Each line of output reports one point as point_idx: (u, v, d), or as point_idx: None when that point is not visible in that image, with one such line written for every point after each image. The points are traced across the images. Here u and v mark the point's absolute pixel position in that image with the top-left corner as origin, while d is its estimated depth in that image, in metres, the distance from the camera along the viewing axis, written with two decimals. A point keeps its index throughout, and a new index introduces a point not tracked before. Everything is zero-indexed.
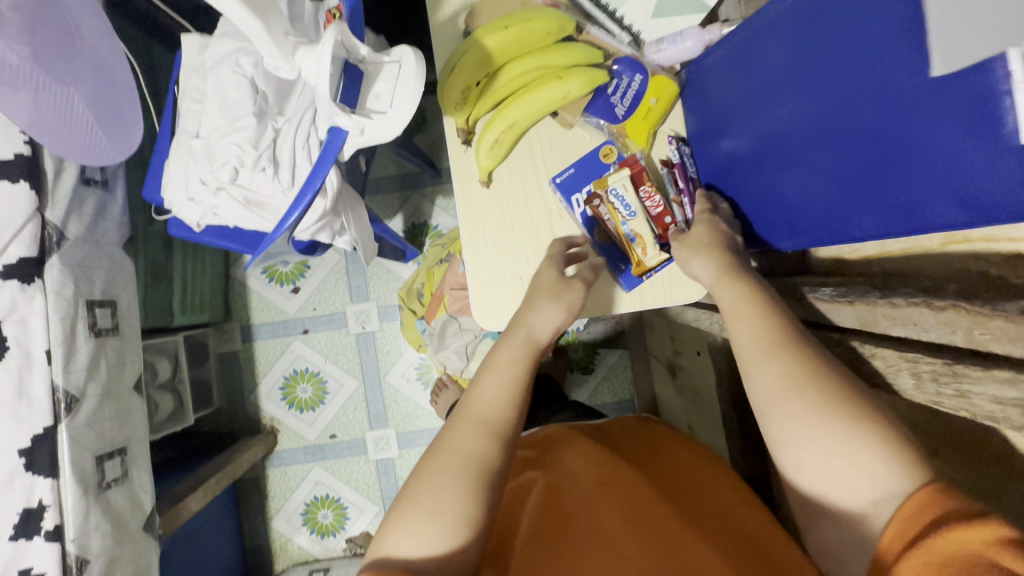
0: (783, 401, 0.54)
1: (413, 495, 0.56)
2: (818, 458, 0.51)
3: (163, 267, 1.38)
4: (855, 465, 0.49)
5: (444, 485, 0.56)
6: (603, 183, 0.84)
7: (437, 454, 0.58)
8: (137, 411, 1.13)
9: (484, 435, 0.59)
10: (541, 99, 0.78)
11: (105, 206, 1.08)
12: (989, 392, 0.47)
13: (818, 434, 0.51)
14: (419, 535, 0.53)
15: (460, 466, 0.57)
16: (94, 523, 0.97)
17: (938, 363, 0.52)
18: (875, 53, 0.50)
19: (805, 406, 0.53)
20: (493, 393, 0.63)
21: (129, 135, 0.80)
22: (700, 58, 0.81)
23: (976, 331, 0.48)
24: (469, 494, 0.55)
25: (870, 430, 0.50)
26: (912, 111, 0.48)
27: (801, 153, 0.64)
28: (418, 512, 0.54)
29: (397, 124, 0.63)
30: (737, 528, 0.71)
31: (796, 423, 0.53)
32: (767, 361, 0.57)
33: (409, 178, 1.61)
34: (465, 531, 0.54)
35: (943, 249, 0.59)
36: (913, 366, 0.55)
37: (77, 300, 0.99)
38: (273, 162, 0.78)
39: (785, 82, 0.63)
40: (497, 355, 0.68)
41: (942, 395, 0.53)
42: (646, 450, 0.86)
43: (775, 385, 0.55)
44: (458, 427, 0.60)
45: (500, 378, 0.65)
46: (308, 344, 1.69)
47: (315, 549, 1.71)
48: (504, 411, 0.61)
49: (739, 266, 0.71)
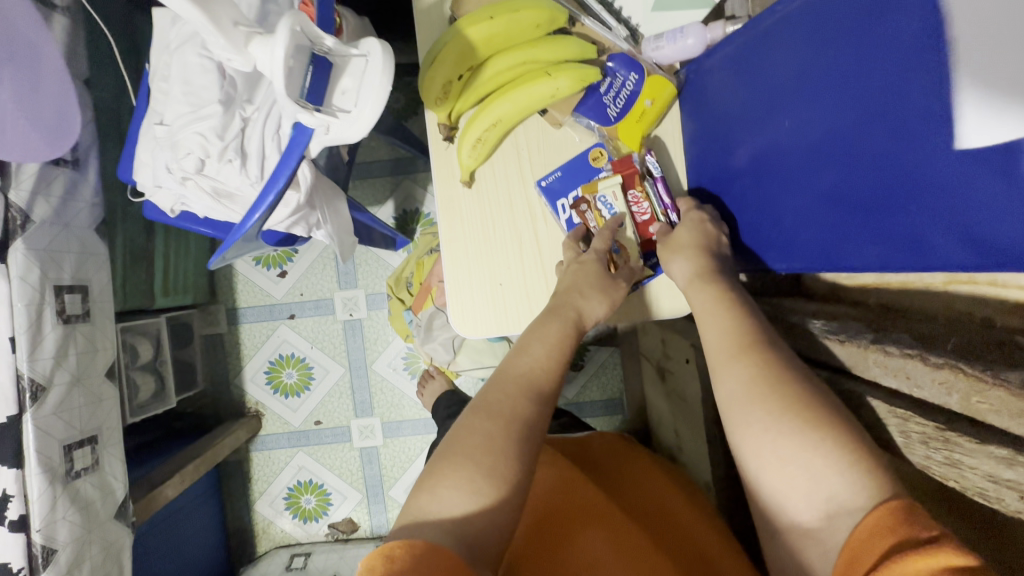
0: (743, 407, 0.51)
1: (465, 447, 0.51)
2: (790, 498, 0.48)
3: (143, 248, 1.33)
4: (811, 477, 0.46)
5: (499, 443, 0.51)
6: (592, 188, 0.82)
7: (487, 411, 0.54)
8: (110, 398, 1.11)
9: (534, 400, 0.56)
10: (526, 97, 0.75)
11: (76, 187, 1.04)
12: (984, 468, 0.45)
13: (775, 441, 0.48)
14: (472, 492, 0.48)
15: (513, 428, 0.53)
16: (61, 513, 0.95)
17: (929, 427, 0.50)
18: (891, 68, 0.46)
19: (766, 413, 0.50)
20: (542, 363, 0.60)
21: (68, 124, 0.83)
22: (703, 60, 0.76)
23: (972, 398, 0.45)
24: (523, 456, 0.51)
25: (833, 436, 0.47)
26: (926, 136, 0.44)
27: (803, 170, 0.59)
28: (472, 465, 0.49)
29: (362, 124, 0.62)
30: (714, 572, 0.66)
31: (756, 431, 0.50)
32: (730, 364, 0.55)
33: (402, 163, 1.55)
34: (516, 492, 0.50)
35: (945, 288, 0.56)
36: (901, 423, 0.53)
37: (44, 285, 0.95)
38: (241, 154, 0.73)
39: (791, 92, 0.59)
40: (544, 326, 0.66)
41: (931, 459, 0.50)
42: (625, 479, 0.82)
43: (737, 391, 0.53)
44: (508, 388, 0.57)
45: (549, 348, 0.62)
46: (294, 329, 1.64)
47: (297, 532, 1.71)
48: (549, 380, 0.59)
49: (716, 271, 0.69)
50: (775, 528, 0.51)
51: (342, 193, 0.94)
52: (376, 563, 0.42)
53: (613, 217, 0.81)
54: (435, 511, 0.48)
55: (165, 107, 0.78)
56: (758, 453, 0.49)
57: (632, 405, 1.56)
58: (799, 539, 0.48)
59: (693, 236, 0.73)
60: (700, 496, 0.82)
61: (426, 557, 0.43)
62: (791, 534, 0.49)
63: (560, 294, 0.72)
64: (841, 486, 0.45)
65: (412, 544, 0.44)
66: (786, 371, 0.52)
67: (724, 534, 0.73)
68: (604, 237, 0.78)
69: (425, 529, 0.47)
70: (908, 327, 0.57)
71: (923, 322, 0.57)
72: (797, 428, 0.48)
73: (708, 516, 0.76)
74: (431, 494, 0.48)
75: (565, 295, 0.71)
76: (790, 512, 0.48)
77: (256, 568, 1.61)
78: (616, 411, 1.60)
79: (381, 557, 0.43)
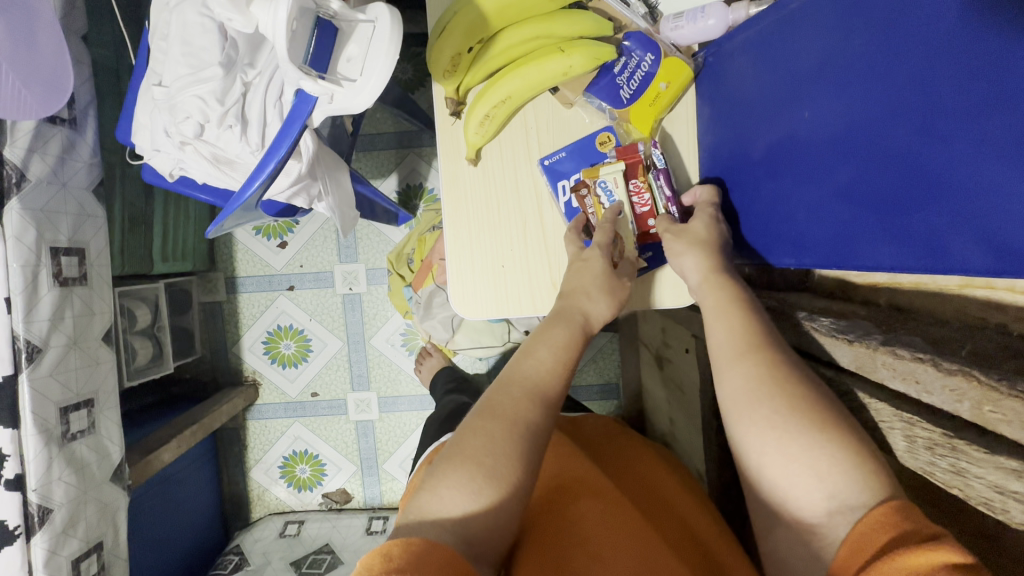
0: (749, 403, 0.51)
1: (467, 449, 0.50)
2: (789, 494, 0.47)
3: (142, 212, 1.31)
4: (816, 474, 0.45)
5: (501, 446, 0.50)
6: (592, 172, 0.79)
7: (491, 413, 0.53)
8: (106, 362, 1.11)
9: (539, 405, 0.55)
10: (538, 74, 0.72)
11: (73, 146, 1.01)
12: (990, 477, 0.45)
13: (781, 437, 0.48)
14: (472, 493, 0.48)
15: (516, 431, 0.52)
16: (57, 474, 0.96)
17: (936, 433, 0.50)
18: (923, 60, 0.44)
19: (773, 409, 0.49)
20: (548, 365, 0.59)
21: (59, 83, 0.80)
22: (723, 42, 0.73)
23: (986, 407, 0.43)
24: (525, 459, 0.51)
25: (839, 437, 0.46)
26: (953, 135, 0.42)
27: (820, 164, 0.57)
28: (473, 466, 0.49)
29: (367, 95, 0.59)
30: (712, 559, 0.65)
31: (760, 427, 0.49)
32: (737, 362, 0.54)
33: (407, 136, 1.52)
34: (517, 495, 0.50)
35: (961, 291, 0.55)
36: (909, 427, 0.53)
37: (40, 246, 0.94)
38: (241, 120, 0.72)
39: (815, 82, 0.56)
40: (551, 329, 0.63)
41: (936, 465, 0.50)
42: (626, 465, 0.80)
43: (743, 388, 0.52)
44: (512, 390, 0.55)
45: (556, 352, 0.60)
46: (293, 301, 1.63)
47: (291, 500, 1.73)
48: (555, 381, 0.57)
49: (723, 268, 0.68)
50: (769, 523, 0.50)
51: (345, 165, 0.92)
52: (375, 562, 0.42)
53: (612, 204, 0.79)
54: (436, 511, 0.47)
55: (164, 68, 0.75)
56: (762, 449, 0.48)
57: (628, 391, 1.56)
58: (794, 535, 0.47)
59: (708, 231, 0.72)
60: (697, 485, 0.82)
61: (424, 555, 0.43)
62: (785, 529, 0.48)
63: (564, 297, 0.70)
64: (842, 484, 0.44)
65: (411, 542, 0.44)
66: (792, 371, 0.52)
67: (720, 524, 0.73)
68: (604, 229, 0.76)
69: (424, 527, 0.47)
70: (919, 330, 0.56)
71: (934, 325, 0.55)
72: (804, 426, 0.47)
73: (706, 505, 0.76)
74: (431, 493, 0.48)
75: (570, 297, 0.69)
76: (786, 508, 0.47)
77: (250, 533, 1.64)
78: (612, 396, 1.60)
79: (380, 555, 0.43)
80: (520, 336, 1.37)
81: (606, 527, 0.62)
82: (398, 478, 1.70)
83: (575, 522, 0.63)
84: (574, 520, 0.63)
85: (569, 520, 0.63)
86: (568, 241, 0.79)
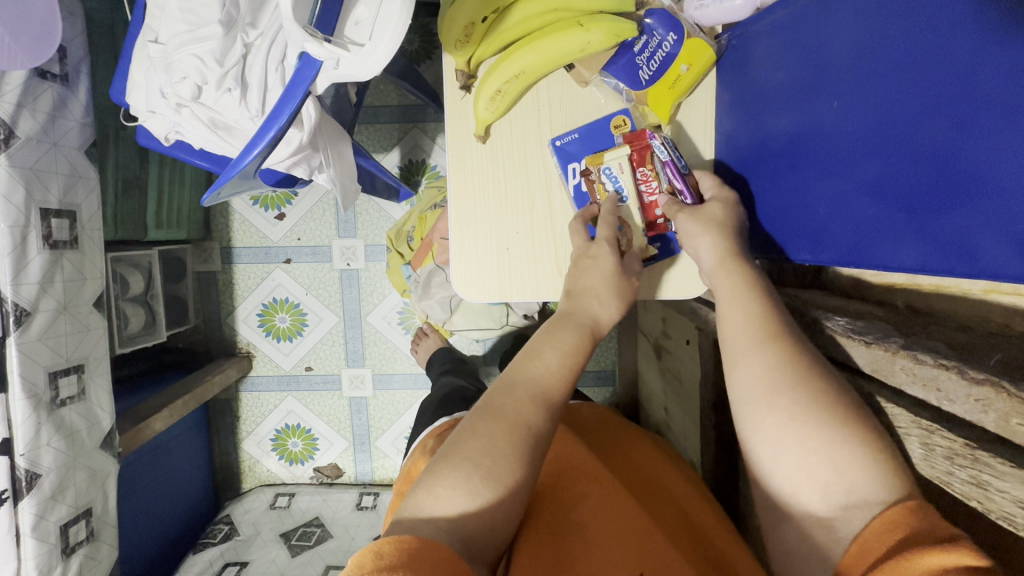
0: (768, 393, 0.49)
1: (465, 449, 0.49)
2: (798, 490, 0.45)
3: (135, 176, 1.28)
4: (834, 469, 0.44)
5: (500, 446, 0.49)
6: (597, 158, 0.77)
7: (492, 414, 0.51)
8: (96, 328, 1.09)
9: (541, 407, 0.53)
10: (556, 49, 0.69)
11: (65, 104, 0.98)
12: (1013, 492, 0.44)
13: (801, 429, 0.46)
14: (469, 493, 0.47)
15: (515, 433, 0.50)
16: (46, 439, 0.95)
17: (957, 443, 0.49)
18: (964, 52, 0.42)
19: (794, 401, 0.47)
20: (554, 371, 0.56)
21: (48, 28, 0.76)
22: (750, 25, 0.69)
23: (1014, 420, 0.42)
24: (525, 461, 0.50)
25: (857, 430, 0.45)
26: (992, 131, 0.40)
27: (846, 158, 0.55)
28: (471, 467, 0.48)
29: (376, 61, 0.55)
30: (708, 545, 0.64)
31: (779, 417, 0.48)
32: (757, 350, 0.52)
33: (411, 110, 1.47)
34: (516, 493, 0.49)
35: (985, 296, 0.54)
36: (927, 435, 0.52)
37: (30, 207, 0.91)
38: (241, 83, 0.69)
39: (846, 70, 0.54)
40: (557, 333, 0.61)
41: (953, 475, 0.49)
42: (626, 455, 0.79)
43: (763, 377, 0.50)
44: (515, 391, 0.54)
45: (563, 358, 0.58)
46: (290, 274, 1.60)
47: (282, 473, 1.74)
48: (558, 385, 0.56)
49: (739, 249, 0.65)
50: (773, 530, 0.49)
51: (347, 137, 0.89)
52: (366, 560, 0.41)
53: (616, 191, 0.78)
54: (431, 510, 0.46)
55: (161, 25, 0.72)
56: (779, 437, 0.47)
57: (623, 378, 1.56)
58: (799, 530, 0.46)
59: (725, 213, 0.69)
60: (696, 478, 0.81)
61: (419, 554, 0.42)
62: (791, 528, 0.47)
63: (570, 298, 0.67)
64: (860, 479, 0.43)
65: (402, 541, 0.42)
66: None
67: (719, 515, 0.72)
68: (607, 221, 0.74)
69: (418, 527, 0.45)
70: (940, 335, 0.54)
71: (956, 330, 0.54)
72: (827, 420, 0.46)
73: (706, 498, 0.75)
74: (427, 493, 0.47)
75: (577, 297, 0.67)
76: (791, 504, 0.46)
77: (240, 504, 1.65)
78: (607, 382, 1.61)
79: (371, 554, 0.41)
80: (519, 319, 1.35)
81: (606, 516, 0.62)
82: (390, 455, 1.70)
83: (574, 515, 0.62)
84: (574, 507, 0.63)
85: (569, 512, 0.63)
86: (573, 232, 0.76)
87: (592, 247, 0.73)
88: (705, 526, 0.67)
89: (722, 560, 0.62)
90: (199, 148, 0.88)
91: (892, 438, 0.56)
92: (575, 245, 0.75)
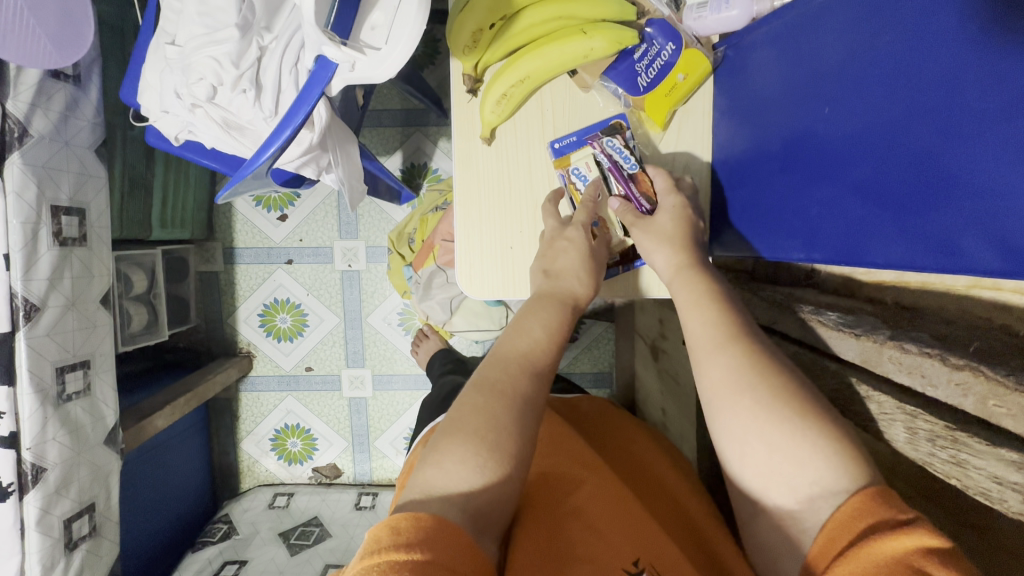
0: (729, 394, 0.50)
1: (466, 426, 0.51)
2: (771, 481, 0.47)
3: (142, 176, 1.30)
4: (796, 462, 0.46)
5: (501, 420, 0.51)
6: (564, 162, 0.81)
7: (490, 390, 0.54)
8: (103, 325, 1.10)
9: (534, 381, 0.55)
10: (559, 55, 0.72)
11: (76, 104, 1.00)
12: (991, 469, 0.46)
13: (762, 428, 0.48)
14: (478, 466, 0.48)
15: (514, 405, 0.52)
16: (52, 433, 0.96)
17: (939, 425, 0.51)
18: (949, 62, 0.44)
19: (754, 401, 0.49)
20: (543, 345, 0.59)
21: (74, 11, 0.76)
22: (745, 35, 0.72)
23: (991, 401, 0.45)
24: (526, 432, 0.52)
25: (819, 423, 0.47)
26: (975, 135, 0.43)
27: (837, 160, 0.57)
28: (477, 441, 0.49)
29: (391, 65, 0.58)
30: (694, 527, 0.67)
31: (742, 417, 0.49)
32: (716, 353, 0.53)
33: (413, 114, 1.50)
34: (520, 464, 0.51)
35: (968, 291, 0.55)
36: (911, 420, 0.55)
37: (41, 204, 0.93)
38: (256, 85, 0.71)
39: (838, 77, 0.56)
40: (541, 310, 0.64)
41: (936, 456, 0.52)
42: (616, 448, 0.82)
43: (724, 379, 0.51)
44: (511, 367, 0.56)
45: (550, 332, 0.61)
46: (291, 274, 1.62)
47: (281, 473, 1.75)
48: (548, 357, 0.59)
49: (696, 259, 0.67)
50: (750, 517, 0.51)
51: (355, 138, 0.91)
52: (382, 535, 0.44)
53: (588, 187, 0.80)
54: (442, 486, 0.48)
55: (178, 28, 0.74)
56: (744, 437, 0.49)
57: (621, 380, 1.58)
58: (777, 518, 0.48)
59: (674, 225, 0.72)
60: (687, 467, 0.83)
61: (433, 532, 0.44)
62: (769, 516, 0.49)
63: (549, 279, 0.69)
64: (822, 470, 0.45)
65: (419, 518, 0.45)
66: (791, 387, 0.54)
67: (708, 504, 0.74)
68: (585, 210, 0.77)
69: (430, 502, 0.47)
70: (926, 326, 0.57)
71: (940, 323, 0.56)
72: (785, 416, 0.47)
73: (695, 486, 0.77)
74: (435, 468, 0.49)
75: (557, 277, 0.70)
76: (766, 494, 0.48)
77: (239, 503, 1.66)
78: (604, 383, 1.63)
79: (387, 528, 0.44)
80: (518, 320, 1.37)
81: (599, 501, 0.64)
82: (389, 455, 1.72)
83: (567, 497, 0.64)
84: (570, 492, 0.65)
85: (562, 496, 0.65)
86: (546, 213, 0.79)
87: (568, 229, 0.75)
88: (692, 510, 0.70)
89: (708, 539, 0.65)
90: (210, 147, 0.90)
91: (880, 424, 0.59)
92: (548, 226, 0.77)
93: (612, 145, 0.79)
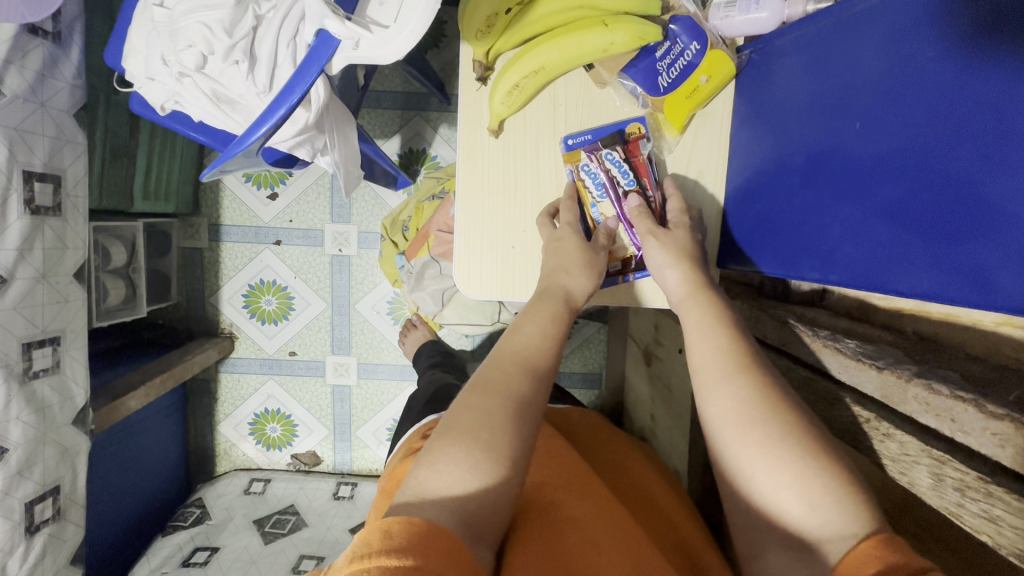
0: (740, 427, 0.47)
1: (461, 425, 0.47)
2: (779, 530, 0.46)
3: (124, 144, 1.24)
4: (810, 504, 0.44)
5: (497, 420, 0.48)
6: (573, 157, 0.79)
7: (487, 388, 0.51)
8: (76, 299, 1.04)
9: (531, 379, 0.52)
10: (577, 48, 0.69)
11: (56, 64, 0.93)
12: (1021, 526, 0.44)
13: (775, 477, 0.45)
14: (472, 467, 0.45)
15: (511, 405, 0.49)
16: (15, 412, 0.91)
17: (970, 475, 0.49)
18: (999, 81, 0.41)
19: (766, 434, 0.46)
20: (536, 342, 0.56)
21: None
22: (774, 39, 0.69)
23: None
24: (524, 433, 0.49)
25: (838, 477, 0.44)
26: (1018, 163, 0.40)
27: (866, 178, 0.54)
28: (470, 440, 0.46)
29: (398, 46, 0.54)
30: (693, 556, 0.64)
31: (754, 452, 0.46)
32: (726, 383, 0.50)
33: (414, 98, 1.44)
34: (516, 469, 0.47)
35: (995, 327, 0.56)
36: (935, 466, 0.52)
37: (12, 168, 0.87)
38: (250, 57, 0.66)
39: (872, 90, 0.53)
40: (535, 307, 0.62)
41: (964, 507, 0.49)
42: (614, 467, 0.79)
43: (733, 411, 0.48)
44: (509, 367, 0.53)
45: (544, 328, 0.58)
46: (279, 255, 1.56)
47: (259, 458, 1.71)
48: (548, 356, 0.56)
49: (707, 280, 0.64)
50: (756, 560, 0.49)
51: (353, 120, 0.86)
52: (375, 537, 0.40)
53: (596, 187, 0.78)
54: (436, 488, 0.44)
55: None
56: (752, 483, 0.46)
57: (610, 382, 1.56)
58: None
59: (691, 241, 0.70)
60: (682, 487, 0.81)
61: (428, 537, 0.40)
62: None
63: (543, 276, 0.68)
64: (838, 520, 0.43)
65: (414, 521, 0.41)
66: None
67: (704, 529, 0.71)
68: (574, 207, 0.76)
69: (425, 506, 0.43)
70: (952, 365, 0.56)
71: (967, 360, 0.56)
72: (797, 467, 0.45)
73: (690, 510, 0.75)
74: (429, 469, 0.45)
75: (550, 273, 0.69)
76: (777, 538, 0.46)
77: (213, 488, 1.61)
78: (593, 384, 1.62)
79: (380, 530, 0.40)
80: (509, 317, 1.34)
81: (600, 519, 0.60)
82: (371, 445, 1.68)
83: (568, 510, 0.61)
84: (570, 504, 0.62)
85: (562, 507, 0.61)
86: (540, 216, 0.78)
87: (558, 232, 0.74)
88: (690, 537, 0.66)
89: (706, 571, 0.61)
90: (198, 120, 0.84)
91: (899, 465, 0.57)
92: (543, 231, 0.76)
93: (610, 159, 0.77)
